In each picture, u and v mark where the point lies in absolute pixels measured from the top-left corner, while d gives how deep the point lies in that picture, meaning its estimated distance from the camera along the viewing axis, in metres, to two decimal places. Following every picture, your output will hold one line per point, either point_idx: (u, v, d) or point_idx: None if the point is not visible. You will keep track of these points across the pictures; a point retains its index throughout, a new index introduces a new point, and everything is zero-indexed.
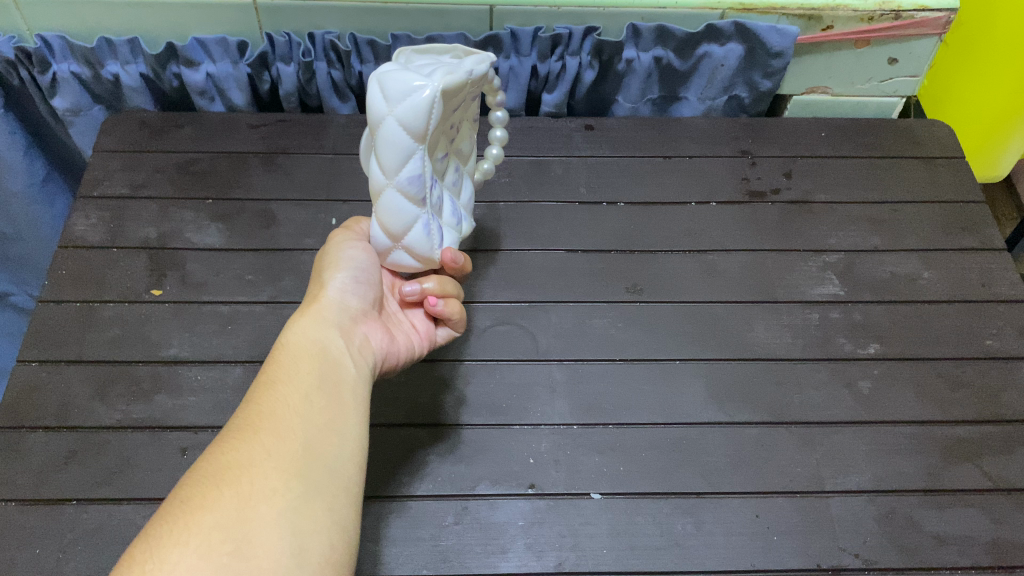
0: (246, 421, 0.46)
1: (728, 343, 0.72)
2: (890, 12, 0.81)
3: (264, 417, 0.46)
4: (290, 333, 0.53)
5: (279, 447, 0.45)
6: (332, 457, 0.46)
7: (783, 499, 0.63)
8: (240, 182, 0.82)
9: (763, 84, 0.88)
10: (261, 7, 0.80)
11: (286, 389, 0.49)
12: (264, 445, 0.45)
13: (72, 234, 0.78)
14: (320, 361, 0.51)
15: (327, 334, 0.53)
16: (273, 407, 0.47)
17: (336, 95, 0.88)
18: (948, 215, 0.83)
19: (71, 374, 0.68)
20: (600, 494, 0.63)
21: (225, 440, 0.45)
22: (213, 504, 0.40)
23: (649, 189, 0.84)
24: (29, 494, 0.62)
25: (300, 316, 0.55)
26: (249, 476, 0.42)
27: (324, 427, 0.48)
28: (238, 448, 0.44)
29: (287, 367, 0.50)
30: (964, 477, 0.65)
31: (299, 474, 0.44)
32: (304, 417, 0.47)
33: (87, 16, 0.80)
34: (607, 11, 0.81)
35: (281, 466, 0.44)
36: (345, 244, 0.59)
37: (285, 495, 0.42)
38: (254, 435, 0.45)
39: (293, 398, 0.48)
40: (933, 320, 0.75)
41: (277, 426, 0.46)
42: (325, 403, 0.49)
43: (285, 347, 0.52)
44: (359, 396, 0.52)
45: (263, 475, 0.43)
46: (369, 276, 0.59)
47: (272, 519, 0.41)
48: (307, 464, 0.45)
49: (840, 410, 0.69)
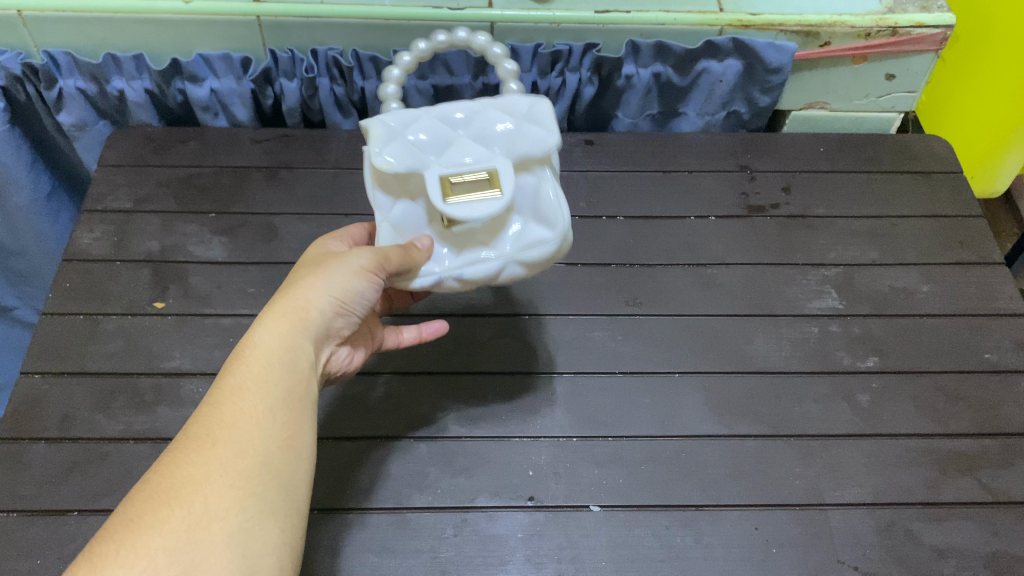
0: (207, 431, 0.46)
1: (727, 355, 0.73)
2: (887, 28, 0.81)
3: (225, 428, 0.47)
4: (267, 334, 0.51)
5: (236, 466, 0.45)
6: (287, 478, 0.48)
7: (783, 512, 0.63)
8: (243, 196, 0.83)
9: (761, 100, 0.88)
10: (264, 24, 0.80)
11: (254, 400, 0.48)
12: (221, 462, 0.45)
13: (77, 247, 0.78)
14: (292, 373, 0.51)
15: (304, 348, 0.52)
16: (235, 419, 0.47)
17: (339, 111, 0.89)
18: (947, 229, 0.83)
19: (74, 386, 0.69)
20: (599, 506, 0.63)
21: (183, 449, 0.45)
22: (162, 527, 0.41)
23: (649, 203, 0.84)
24: (30, 506, 0.62)
25: (281, 315, 0.52)
26: (202, 498, 0.43)
27: (284, 444, 0.48)
28: (193, 462, 0.45)
29: (255, 371, 0.50)
30: (964, 490, 0.65)
31: (253, 497, 0.45)
32: (265, 434, 0.48)
33: (93, 33, 0.81)
34: (607, 28, 0.81)
35: (236, 488, 0.45)
36: (359, 258, 0.55)
37: (235, 521, 0.43)
38: (211, 449, 0.46)
39: (258, 412, 0.48)
40: (932, 333, 0.75)
41: (236, 441, 0.46)
42: (288, 418, 0.49)
43: (258, 347, 0.51)
44: (315, 410, 0.53)
45: (217, 496, 0.44)
46: (366, 301, 0.56)
47: (220, 547, 0.42)
48: (260, 486, 0.46)
49: (839, 422, 0.69)
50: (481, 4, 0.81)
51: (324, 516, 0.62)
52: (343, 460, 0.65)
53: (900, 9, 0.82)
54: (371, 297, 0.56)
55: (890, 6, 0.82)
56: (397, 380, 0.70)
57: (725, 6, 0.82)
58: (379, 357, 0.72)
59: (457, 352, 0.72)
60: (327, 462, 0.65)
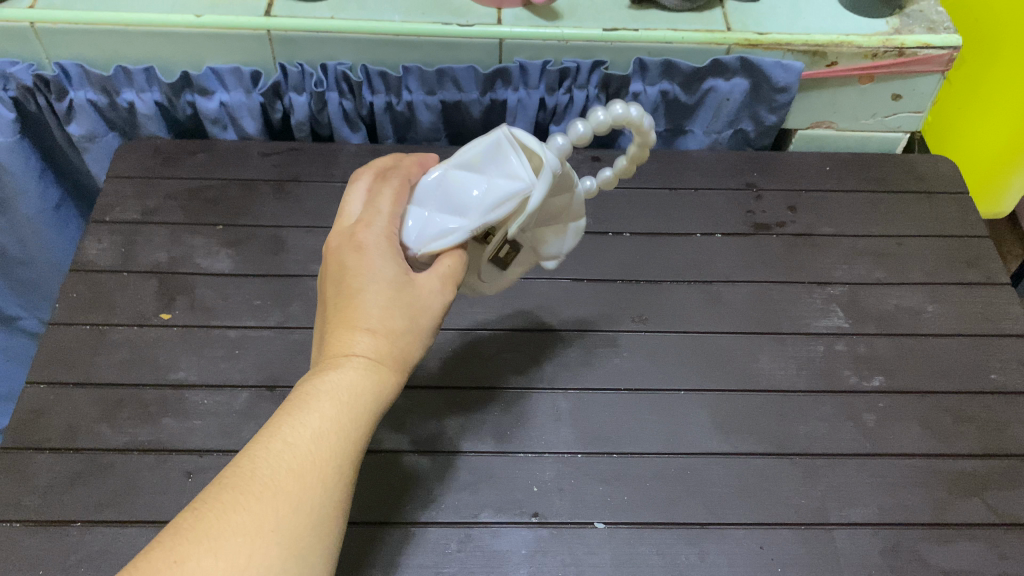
0: (271, 476, 0.44)
1: (733, 373, 0.73)
2: (894, 49, 0.81)
3: (291, 476, 0.44)
4: (347, 373, 0.49)
5: (291, 521, 0.43)
6: (332, 539, 0.45)
7: (787, 531, 0.63)
8: (250, 208, 0.83)
9: (768, 118, 0.89)
10: (275, 38, 0.81)
11: (327, 449, 0.46)
12: (278, 514, 0.43)
13: (85, 258, 0.79)
14: (364, 421, 0.49)
15: (381, 392, 0.50)
16: (307, 469, 0.45)
17: (347, 125, 0.90)
18: (953, 249, 0.83)
19: (79, 396, 0.69)
20: (603, 523, 0.63)
21: (241, 490, 0.43)
22: None
23: (655, 220, 0.84)
24: (34, 515, 0.62)
25: (365, 353, 0.50)
26: (249, 553, 0.41)
27: (338, 504, 0.46)
28: (248, 510, 0.42)
29: (332, 418, 0.47)
30: (970, 512, 0.65)
31: (299, 559, 0.43)
32: (328, 487, 0.45)
33: (105, 46, 0.81)
34: (615, 46, 0.82)
35: (286, 544, 0.42)
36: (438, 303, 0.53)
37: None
38: (272, 497, 0.43)
39: (328, 460, 0.46)
40: (938, 353, 0.75)
41: (297, 493, 0.44)
42: (350, 470, 0.47)
43: (341, 388, 0.48)
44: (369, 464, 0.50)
45: (265, 552, 0.41)
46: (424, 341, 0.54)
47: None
48: (312, 544, 0.44)
49: (844, 442, 0.68)
50: (490, 21, 0.81)
51: None
52: None
53: (907, 30, 0.82)
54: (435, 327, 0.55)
55: (897, 26, 0.82)
56: (402, 394, 0.70)
57: (733, 26, 0.82)
58: None
59: (463, 366, 0.72)
60: None
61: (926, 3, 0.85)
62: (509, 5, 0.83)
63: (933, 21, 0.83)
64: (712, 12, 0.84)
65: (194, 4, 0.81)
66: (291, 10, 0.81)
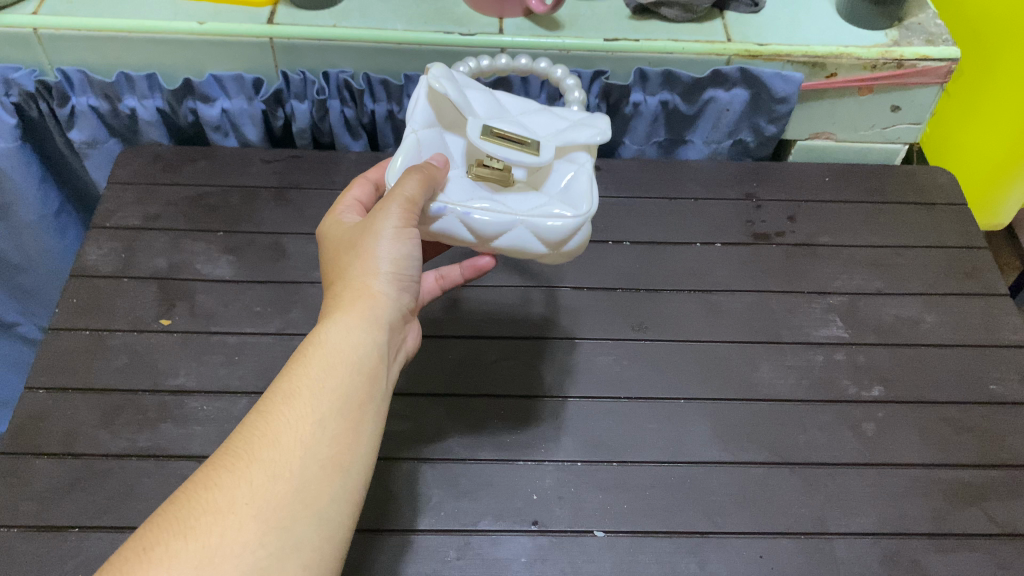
0: (247, 449, 0.45)
1: (733, 382, 0.73)
2: (893, 61, 0.82)
3: (266, 445, 0.46)
4: (325, 333, 0.51)
5: (266, 489, 0.44)
6: (325, 503, 0.46)
7: (787, 540, 0.63)
8: (251, 215, 0.83)
9: (768, 129, 0.89)
10: (277, 45, 0.81)
11: (302, 410, 0.47)
12: (253, 484, 0.44)
13: (85, 264, 0.79)
14: (350, 375, 0.50)
15: (361, 338, 0.51)
16: (281, 434, 0.46)
17: (348, 132, 0.90)
18: (951, 260, 0.83)
19: (78, 402, 0.69)
20: (603, 532, 0.63)
21: (219, 467, 0.44)
22: (174, 556, 0.40)
23: (655, 229, 0.85)
24: (32, 521, 0.62)
25: (343, 309, 0.52)
26: (222, 527, 0.42)
27: (325, 465, 0.46)
28: (222, 486, 0.43)
29: (309, 380, 0.49)
30: (969, 522, 0.65)
31: (280, 526, 0.43)
32: (309, 451, 0.46)
33: (107, 52, 0.82)
34: (615, 56, 0.82)
35: (262, 515, 0.43)
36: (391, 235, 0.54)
37: (258, 552, 0.42)
38: (246, 470, 0.44)
39: (306, 425, 0.47)
40: (937, 363, 0.75)
41: (274, 461, 0.45)
42: (340, 431, 0.48)
43: (315, 349, 0.50)
44: (376, 423, 0.51)
45: (238, 523, 0.42)
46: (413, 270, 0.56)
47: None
48: (295, 512, 0.44)
49: (844, 451, 0.68)
50: (492, 30, 0.82)
51: None
52: None
53: (906, 42, 0.82)
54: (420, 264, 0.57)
55: (896, 38, 0.83)
56: (402, 401, 0.70)
57: (733, 36, 0.82)
58: None
59: (464, 374, 0.72)
60: None
61: (925, 15, 0.85)
62: (511, 15, 0.83)
63: (932, 33, 0.83)
64: (712, 23, 0.84)
65: (197, 12, 0.81)
66: (294, 19, 0.81)
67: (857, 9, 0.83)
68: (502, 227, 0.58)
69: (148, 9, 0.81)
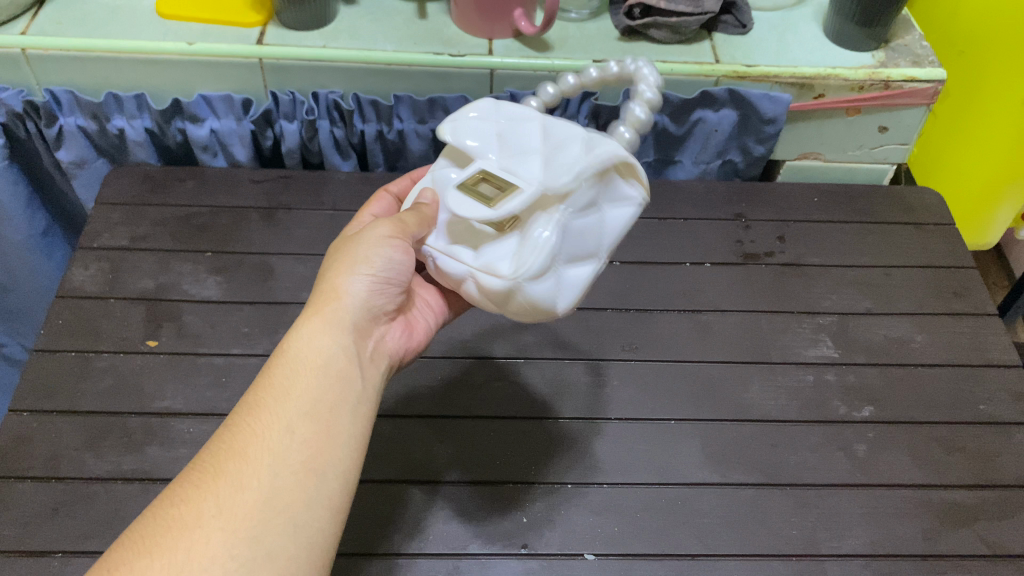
0: (214, 464, 0.46)
1: (725, 403, 0.72)
2: (880, 82, 0.82)
3: (232, 458, 0.46)
4: (291, 343, 0.52)
5: (233, 501, 0.45)
6: (300, 509, 0.46)
7: (779, 562, 0.63)
8: (239, 235, 0.83)
9: (756, 149, 0.90)
10: (267, 66, 0.81)
11: (268, 421, 0.48)
12: (219, 497, 0.45)
13: (71, 284, 0.78)
14: (315, 382, 0.50)
15: (331, 345, 0.52)
16: (248, 446, 0.47)
17: (338, 152, 0.90)
18: (941, 280, 0.83)
19: (63, 424, 0.68)
20: (593, 555, 0.62)
21: (186, 483, 0.45)
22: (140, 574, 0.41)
23: (645, 249, 0.85)
24: (14, 546, 0.61)
25: (310, 315, 0.53)
26: (188, 542, 0.43)
27: (297, 471, 0.47)
28: (188, 501, 0.44)
29: (275, 391, 0.49)
30: (962, 543, 0.64)
31: (248, 535, 0.44)
32: (278, 459, 0.47)
33: (96, 73, 0.81)
34: (605, 77, 0.83)
35: (229, 527, 0.44)
36: (376, 230, 0.55)
37: (227, 563, 0.43)
38: (212, 484, 0.45)
39: (275, 433, 0.47)
40: (927, 383, 0.75)
41: (241, 472, 0.46)
42: (309, 437, 0.48)
43: (285, 360, 0.51)
44: (358, 426, 0.51)
45: (205, 536, 0.43)
46: (398, 275, 0.56)
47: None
48: (265, 520, 0.44)
49: (835, 472, 0.68)
50: (482, 51, 0.82)
51: None
52: None
53: (893, 64, 0.83)
54: (406, 269, 0.56)
55: (883, 60, 0.83)
56: (390, 423, 0.69)
57: (721, 58, 0.83)
58: None
59: (453, 396, 0.72)
60: None
61: (912, 37, 0.86)
62: (501, 36, 0.83)
63: (918, 55, 0.84)
64: (700, 44, 0.85)
65: (186, 33, 0.81)
66: (284, 39, 0.82)
67: (844, 29, 0.83)
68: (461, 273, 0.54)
69: (136, 29, 0.81)
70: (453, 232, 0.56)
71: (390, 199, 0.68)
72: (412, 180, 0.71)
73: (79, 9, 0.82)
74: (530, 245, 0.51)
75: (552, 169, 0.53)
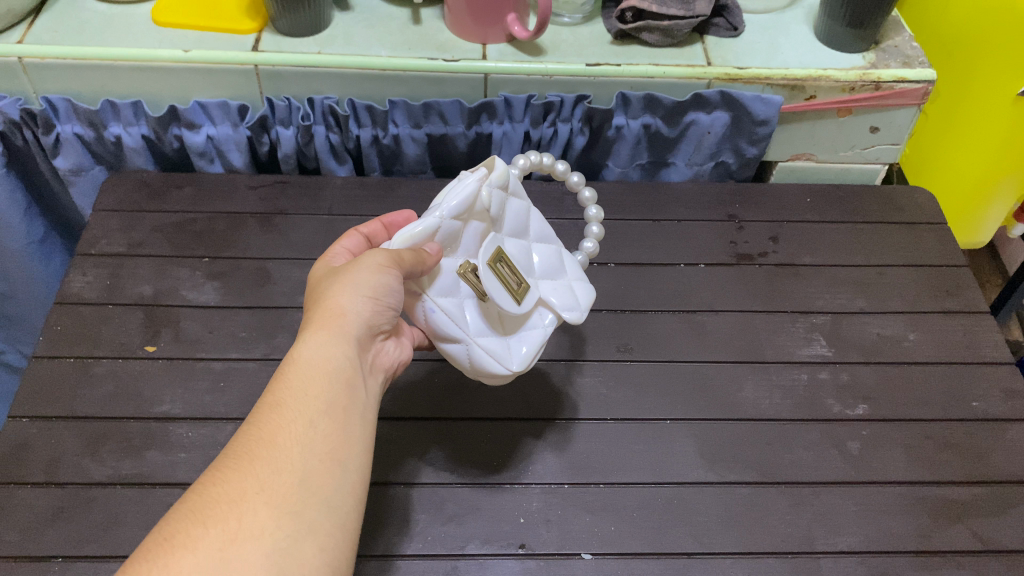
0: (245, 450, 0.46)
1: (719, 403, 0.73)
2: (871, 83, 0.83)
3: (264, 444, 0.47)
4: (300, 349, 0.52)
5: (273, 481, 0.45)
6: (331, 493, 0.47)
7: (774, 560, 0.63)
8: (237, 241, 0.83)
9: (749, 151, 0.90)
10: (262, 73, 0.82)
11: (291, 414, 0.48)
12: (259, 478, 0.45)
13: (69, 291, 0.78)
14: (332, 381, 0.51)
15: (340, 353, 0.52)
16: (277, 435, 0.47)
17: (334, 158, 0.90)
18: (933, 278, 0.84)
19: (62, 430, 0.68)
20: (590, 554, 0.63)
21: (220, 468, 0.45)
22: (197, 543, 0.41)
23: (640, 250, 0.85)
24: (15, 551, 0.61)
25: (317, 327, 0.53)
26: (237, 515, 0.43)
27: (324, 458, 0.48)
28: (229, 481, 0.44)
29: (294, 388, 0.50)
30: (955, 539, 0.65)
31: (292, 511, 0.44)
32: (307, 447, 0.47)
33: (92, 81, 0.82)
34: (597, 80, 0.83)
35: (274, 502, 0.44)
36: (375, 262, 0.55)
37: (277, 534, 0.43)
38: (249, 466, 0.45)
39: (301, 424, 0.48)
40: (920, 381, 0.75)
41: (275, 457, 0.46)
42: (331, 430, 0.49)
43: (298, 362, 0.51)
44: (367, 424, 0.52)
45: (253, 510, 0.43)
46: (396, 296, 0.56)
47: (257, 563, 0.41)
48: (304, 499, 0.45)
49: (830, 470, 0.69)
50: (475, 56, 0.83)
51: None
52: None
53: (882, 65, 0.84)
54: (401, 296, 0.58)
55: (873, 61, 0.84)
56: (387, 426, 0.70)
57: (713, 60, 0.84)
58: None
59: (450, 398, 0.72)
60: None
61: (901, 38, 0.87)
62: (494, 41, 0.84)
63: (908, 56, 0.85)
64: (692, 47, 0.85)
65: (182, 40, 0.82)
66: (279, 46, 0.82)
67: (835, 32, 0.84)
68: (456, 334, 0.59)
69: (132, 38, 0.81)
70: (443, 282, 0.59)
71: (361, 238, 0.65)
72: (384, 224, 0.67)
73: (75, 17, 0.83)
74: (529, 339, 0.64)
75: (563, 292, 0.66)
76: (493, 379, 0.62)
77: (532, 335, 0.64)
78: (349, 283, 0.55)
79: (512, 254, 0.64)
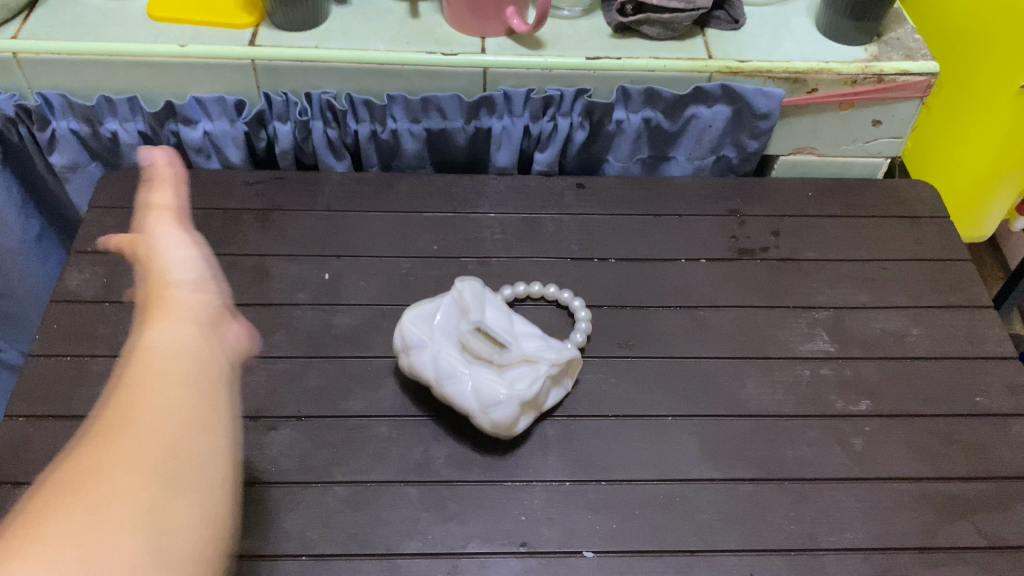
0: (108, 426, 0.41)
1: (721, 399, 0.72)
2: (873, 75, 0.82)
3: (129, 416, 0.41)
4: (144, 335, 0.47)
5: (139, 448, 0.39)
6: (197, 463, 0.41)
7: (778, 557, 0.63)
8: (234, 237, 0.83)
9: (750, 145, 0.90)
10: (259, 67, 0.81)
11: (148, 389, 0.43)
12: (120, 446, 0.39)
13: (65, 289, 0.78)
14: (176, 361, 0.46)
15: (178, 333, 0.48)
16: (137, 408, 0.42)
17: (332, 153, 0.89)
18: (935, 273, 0.84)
19: (59, 429, 0.68)
20: (593, 552, 0.63)
21: (82, 447, 0.40)
22: (57, 510, 0.35)
23: (641, 246, 0.84)
24: None
25: (156, 316, 0.49)
26: (93, 480, 0.37)
27: (190, 429, 0.42)
28: (94, 451, 0.39)
29: (141, 369, 0.45)
30: (959, 536, 0.65)
31: (158, 473, 0.39)
32: (168, 415, 0.42)
33: (87, 76, 0.81)
34: (598, 74, 0.83)
35: (138, 465, 0.38)
36: (166, 231, 0.55)
37: (137, 497, 0.37)
38: (111, 438, 0.40)
39: (165, 394, 0.43)
40: (923, 377, 0.75)
41: (136, 426, 0.40)
42: (187, 400, 0.44)
43: (139, 348, 0.47)
44: (227, 407, 0.46)
45: (113, 472, 0.38)
46: (202, 271, 0.54)
47: (118, 522, 0.35)
48: (172, 466, 0.40)
49: (833, 466, 0.68)
50: (474, 50, 0.82)
51: (313, 563, 0.61)
52: (332, 506, 0.64)
53: (885, 57, 0.83)
54: (212, 268, 0.55)
55: (875, 54, 0.83)
56: (387, 424, 0.69)
57: (714, 53, 0.83)
58: (368, 401, 0.71)
59: None
60: (315, 508, 0.64)
61: (904, 30, 0.86)
62: (493, 34, 0.83)
63: (911, 48, 0.84)
64: (693, 40, 0.85)
65: (178, 35, 0.81)
66: (276, 40, 0.81)
67: (837, 24, 0.83)
68: (450, 381, 0.67)
69: (128, 32, 0.81)
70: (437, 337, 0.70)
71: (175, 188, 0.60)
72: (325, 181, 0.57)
73: (70, 12, 0.82)
74: (522, 380, 0.67)
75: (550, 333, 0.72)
76: (491, 423, 0.66)
77: (524, 384, 0.67)
78: (157, 264, 0.53)
79: (503, 305, 0.74)
